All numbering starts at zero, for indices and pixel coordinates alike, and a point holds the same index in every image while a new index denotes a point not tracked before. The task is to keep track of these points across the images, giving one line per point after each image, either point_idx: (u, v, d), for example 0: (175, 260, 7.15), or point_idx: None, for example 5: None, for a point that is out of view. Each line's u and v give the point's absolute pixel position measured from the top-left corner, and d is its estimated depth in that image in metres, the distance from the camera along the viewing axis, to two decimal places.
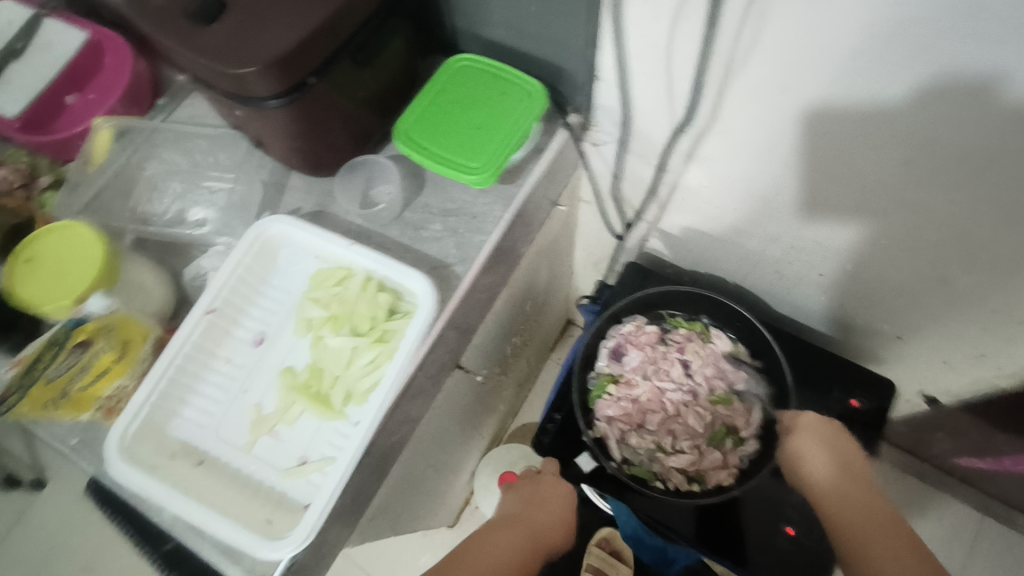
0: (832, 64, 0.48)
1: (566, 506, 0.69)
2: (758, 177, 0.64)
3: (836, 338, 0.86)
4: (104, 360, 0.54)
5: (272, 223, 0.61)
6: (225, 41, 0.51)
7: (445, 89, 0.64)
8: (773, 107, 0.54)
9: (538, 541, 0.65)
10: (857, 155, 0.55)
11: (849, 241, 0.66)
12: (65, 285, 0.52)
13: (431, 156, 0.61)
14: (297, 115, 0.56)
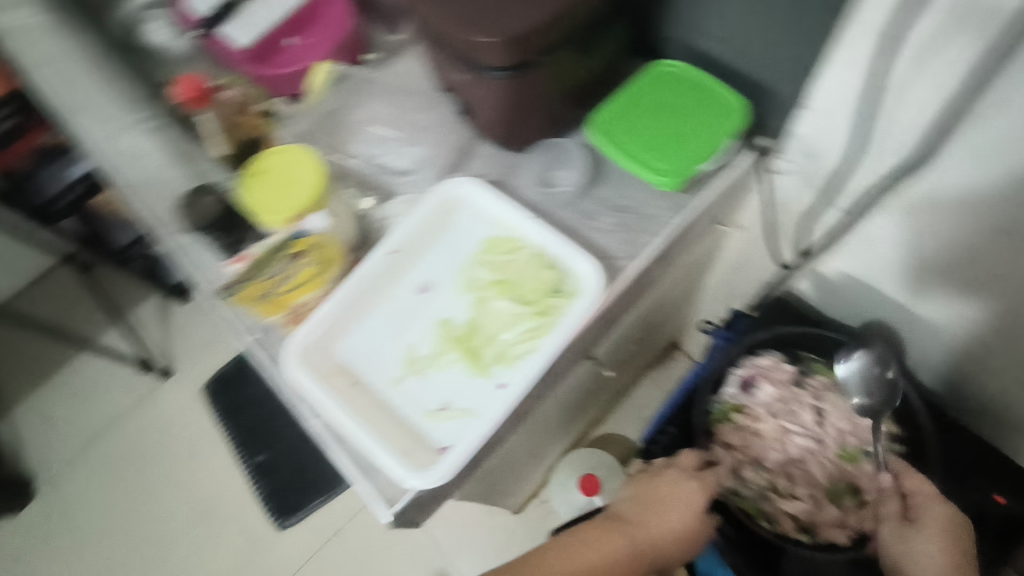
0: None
1: (697, 517, 0.65)
2: (953, 244, 0.60)
3: (982, 429, 0.80)
4: (306, 272, 0.59)
5: (463, 183, 0.65)
6: (476, 9, 0.55)
7: (646, 90, 0.66)
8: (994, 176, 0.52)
9: (647, 550, 0.63)
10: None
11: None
12: (292, 194, 0.57)
13: (622, 151, 0.64)
14: (514, 88, 0.60)
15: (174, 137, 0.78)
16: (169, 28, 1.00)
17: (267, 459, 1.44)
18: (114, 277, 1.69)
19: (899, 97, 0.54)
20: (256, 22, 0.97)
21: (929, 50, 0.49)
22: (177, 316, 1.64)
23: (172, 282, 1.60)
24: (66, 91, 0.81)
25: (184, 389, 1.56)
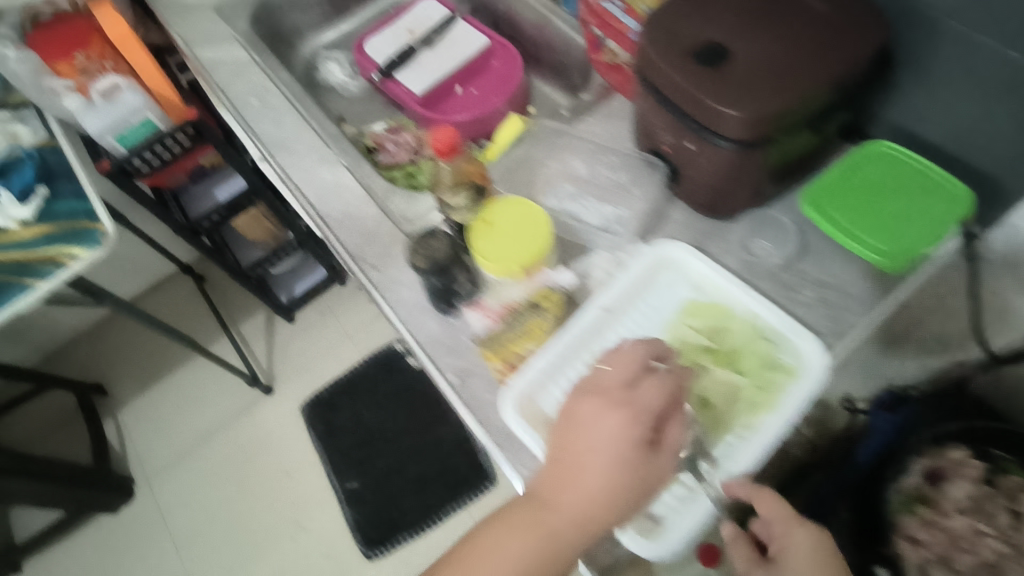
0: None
1: (612, 467, 0.50)
2: None
3: None
4: (534, 323, 0.63)
5: (672, 247, 0.66)
6: (721, 81, 0.56)
7: (862, 169, 0.66)
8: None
9: (566, 529, 0.51)
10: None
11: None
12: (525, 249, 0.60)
13: (839, 228, 0.63)
14: (739, 161, 0.60)
15: (368, 175, 0.82)
16: (346, 68, 1.07)
17: (359, 487, 1.48)
18: (227, 287, 1.77)
19: None
20: (431, 67, 1.01)
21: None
22: (282, 332, 1.70)
23: (282, 300, 1.66)
24: (268, 124, 0.86)
25: (283, 405, 1.60)
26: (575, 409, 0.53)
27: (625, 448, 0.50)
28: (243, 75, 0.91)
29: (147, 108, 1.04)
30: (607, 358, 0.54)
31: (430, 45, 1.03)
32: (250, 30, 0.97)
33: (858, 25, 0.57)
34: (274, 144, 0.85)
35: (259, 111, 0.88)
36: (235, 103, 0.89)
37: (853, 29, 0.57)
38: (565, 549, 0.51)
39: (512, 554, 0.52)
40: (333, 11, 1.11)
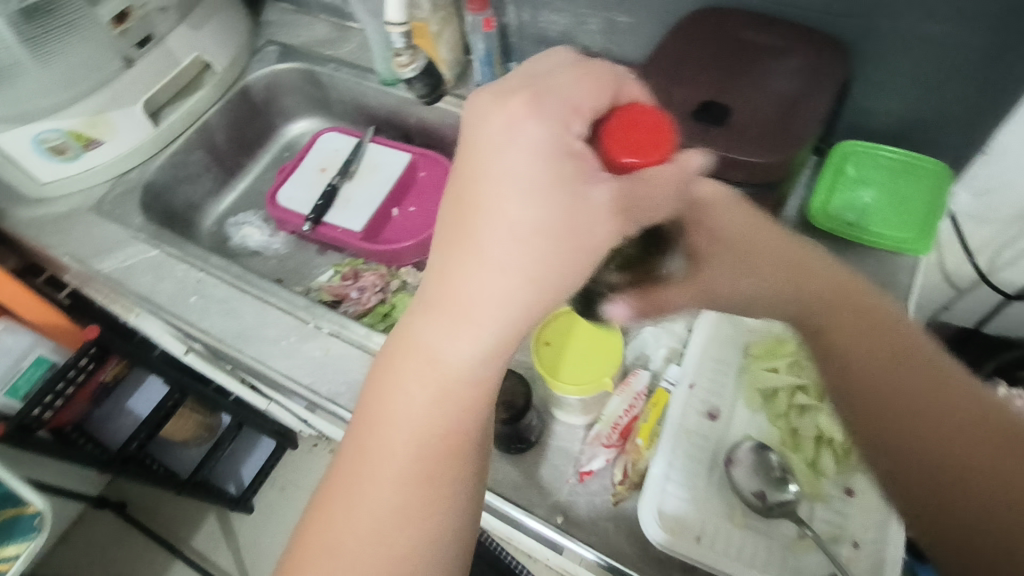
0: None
1: (511, 229, 0.35)
2: None
3: None
4: (649, 426, 0.60)
5: None
6: (729, 136, 0.57)
7: (855, 171, 0.69)
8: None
9: (468, 328, 0.37)
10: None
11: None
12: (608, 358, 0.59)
13: (856, 230, 0.68)
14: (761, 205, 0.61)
15: (359, 333, 0.73)
16: (264, 229, 0.97)
17: None
18: (160, 504, 1.50)
19: None
20: (363, 199, 0.93)
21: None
22: (245, 528, 1.46)
23: (232, 491, 1.43)
24: (223, 318, 0.75)
25: None
26: (481, 139, 0.36)
27: (538, 172, 0.35)
28: (166, 274, 0.79)
29: (37, 344, 0.88)
30: (507, 78, 0.39)
31: (349, 177, 0.95)
32: (149, 222, 0.85)
33: (828, 55, 0.61)
34: (237, 337, 0.74)
35: (205, 308, 0.76)
36: (170, 308, 0.77)
37: (824, 61, 0.60)
38: (464, 383, 0.38)
39: (415, 407, 0.39)
40: (225, 173, 1.00)
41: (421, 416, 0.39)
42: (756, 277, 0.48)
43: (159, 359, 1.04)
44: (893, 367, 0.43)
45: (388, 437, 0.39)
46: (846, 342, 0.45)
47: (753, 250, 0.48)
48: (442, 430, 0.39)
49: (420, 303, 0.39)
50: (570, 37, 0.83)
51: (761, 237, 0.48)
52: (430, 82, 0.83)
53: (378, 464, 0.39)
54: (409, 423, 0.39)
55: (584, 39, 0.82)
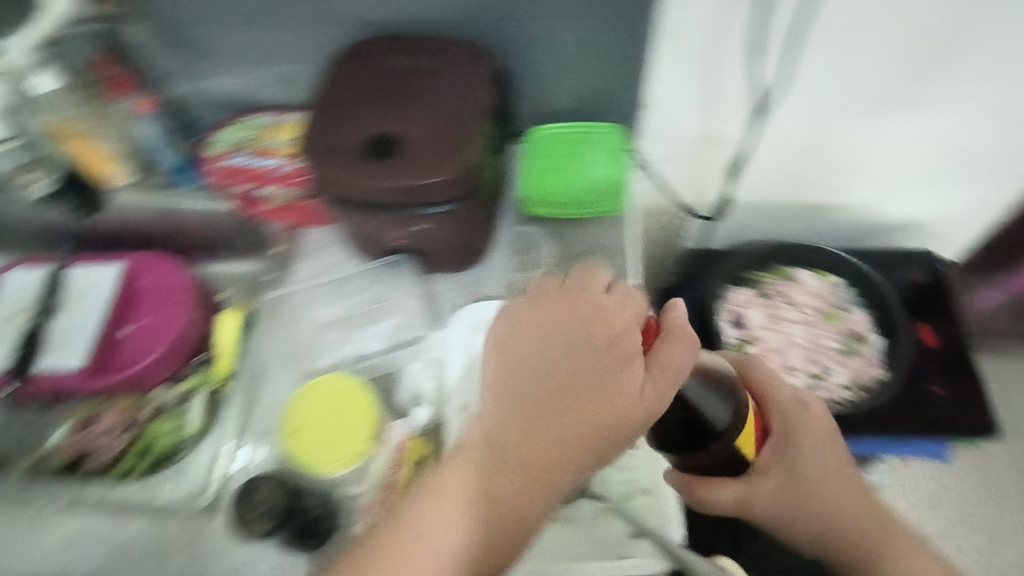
0: (858, 53, 0.69)
1: (568, 412, 0.47)
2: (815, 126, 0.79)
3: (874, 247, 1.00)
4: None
5: (470, 313, 0.65)
6: (407, 163, 0.57)
7: (545, 153, 0.74)
8: (826, 87, 0.74)
9: (527, 474, 0.46)
10: (864, 120, 0.78)
11: (876, 188, 0.88)
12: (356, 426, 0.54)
13: (572, 210, 0.74)
14: (464, 214, 0.62)
15: None
16: None
17: None
18: None
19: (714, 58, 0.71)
20: (78, 333, 0.76)
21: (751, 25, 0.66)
22: None
23: None
24: None
25: None
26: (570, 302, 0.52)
27: (573, 356, 0.49)
28: None
29: None
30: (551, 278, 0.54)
31: (54, 314, 0.77)
32: None
33: (473, 66, 0.63)
34: None
35: None
36: None
37: (471, 71, 0.63)
38: (516, 524, 0.45)
39: (485, 504, 0.45)
40: None
41: (472, 544, 0.44)
42: (565, 337, 0.50)
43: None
44: (534, 419, 0.48)
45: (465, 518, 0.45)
46: (502, 420, 0.48)
47: (524, 351, 0.50)
48: (483, 554, 0.44)
49: (482, 441, 0.48)
50: (243, 95, 0.76)
51: (800, 432, 0.61)
52: (78, 192, 0.75)
53: None
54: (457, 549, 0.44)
55: (262, 94, 0.76)
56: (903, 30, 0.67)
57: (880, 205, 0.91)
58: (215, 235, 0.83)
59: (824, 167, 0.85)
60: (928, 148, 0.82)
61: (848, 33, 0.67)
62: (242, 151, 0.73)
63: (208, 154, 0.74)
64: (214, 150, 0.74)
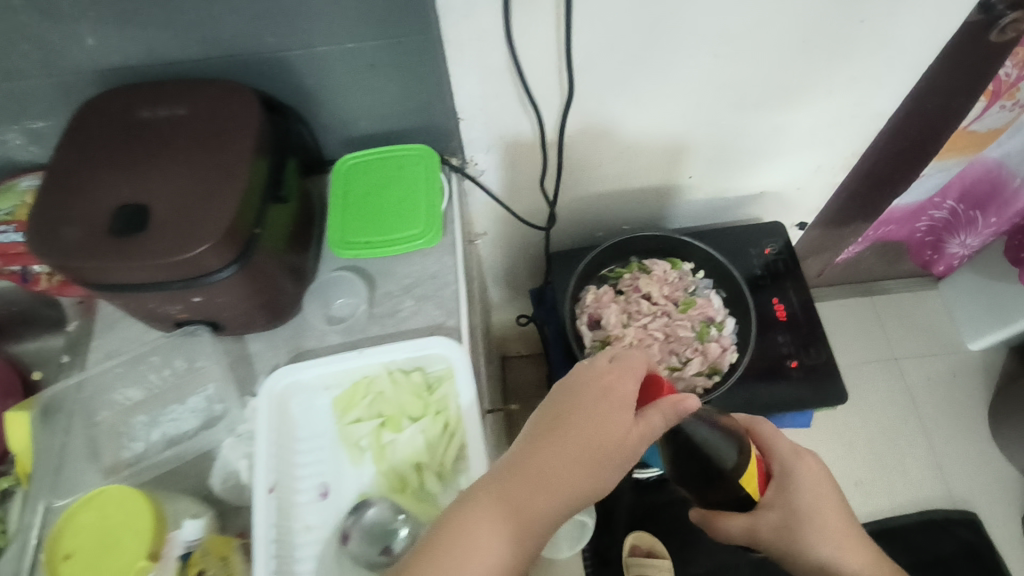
0: (652, 52, 0.67)
1: (595, 434, 0.48)
2: (631, 115, 0.76)
3: (732, 220, 1.00)
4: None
5: (277, 379, 0.60)
6: (159, 235, 0.50)
7: (350, 190, 0.69)
8: (628, 86, 0.71)
9: (551, 495, 0.46)
10: (676, 110, 0.76)
11: (709, 168, 0.87)
12: (133, 539, 0.48)
13: (381, 245, 0.66)
14: (249, 274, 0.56)
15: None
16: None
17: None
18: None
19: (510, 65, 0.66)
20: None
21: (535, 33, 0.63)
22: None
23: None
24: None
25: None
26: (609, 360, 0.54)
27: (611, 394, 0.50)
28: None
29: None
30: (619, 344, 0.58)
31: None
32: None
33: (225, 101, 0.57)
34: None
35: None
36: None
37: (223, 107, 0.57)
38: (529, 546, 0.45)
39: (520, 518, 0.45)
40: None
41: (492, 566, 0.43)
42: (604, 399, 0.50)
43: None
44: (566, 448, 0.48)
45: (502, 524, 0.44)
46: (537, 446, 0.48)
47: (567, 401, 0.51)
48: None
49: (512, 456, 0.48)
50: (1, 159, 0.68)
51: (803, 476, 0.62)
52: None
53: None
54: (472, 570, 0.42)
55: (21, 155, 0.67)
56: (692, 19, 0.64)
57: (717, 183, 0.91)
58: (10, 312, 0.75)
59: (651, 156, 0.83)
60: (748, 128, 0.81)
61: (636, 33, 0.64)
62: (2, 228, 0.64)
63: None
64: None
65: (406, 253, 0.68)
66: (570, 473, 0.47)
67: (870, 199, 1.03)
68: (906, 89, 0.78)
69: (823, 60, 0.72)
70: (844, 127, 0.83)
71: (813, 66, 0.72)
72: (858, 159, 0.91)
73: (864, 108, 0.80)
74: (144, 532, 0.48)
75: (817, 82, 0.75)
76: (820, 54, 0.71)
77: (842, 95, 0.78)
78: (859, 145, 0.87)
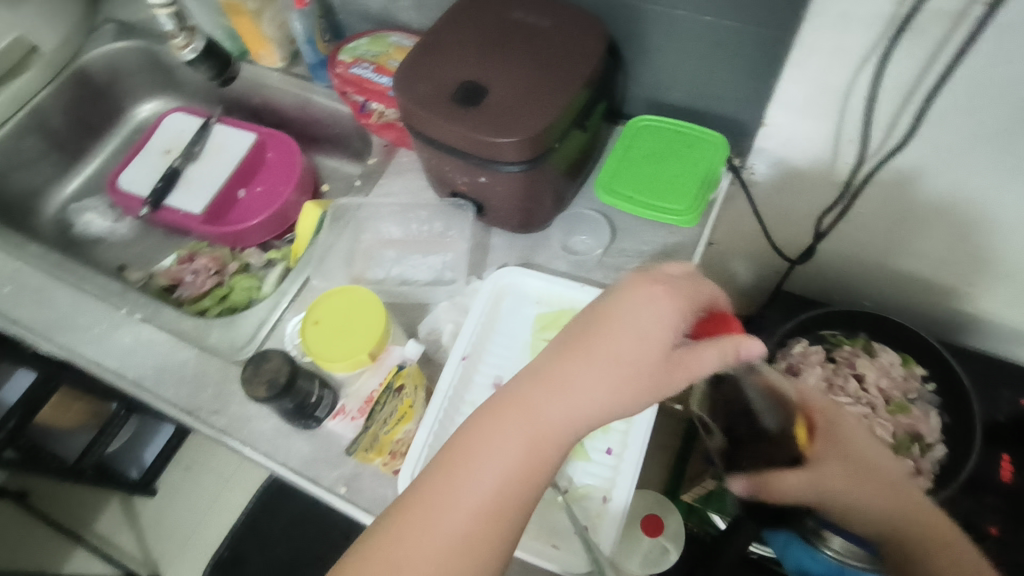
0: (1014, 131, 0.59)
1: (627, 353, 0.46)
2: (947, 191, 0.69)
3: (993, 352, 0.87)
4: (404, 405, 0.60)
5: (505, 273, 0.69)
6: (487, 116, 0.59)
7: (634, 145, 0.73)
8: (965, 162, 0.64)
9: (581, 409, 0.46)
10: (1000, 206, 0.67)
11: (998, 286, 0.77)
12: (369, 336, 0.60)
13: (640, 204, 0.70)
14: (530, 178, 0.63)
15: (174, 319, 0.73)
16: (107, 214, 0.95)
17: None
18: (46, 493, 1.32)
19: (850, 93, 0.63)
20: (208, 179, 0.89)
21: (897, 73, 0.59)
22: (144, 518, 1.29)
23: (133, 476, 1.25)
24: (34, 308, 0.75)
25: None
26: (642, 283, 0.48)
27: (637, 319, 0.46)
28: None
29: None
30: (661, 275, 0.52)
31: (193, 159, 0.90)
32: None
33: (584, 31, 0.63)
34: (52, 329, 0.73)
35: (17, 299, 0.76)
36: None
37: (577, 34, 0.63)
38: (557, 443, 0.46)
39: (544, 424, 0.46)
40: (67, 158, 0.97)
41: (525, 463, 0.45)
42: (635, 323, 0.47)
43: (29, 352, 0.99)
44: (592, 367, 0.46)
45: (522, 422, 0.46)
46: (554, 361, 0.47)
47: (595, 324, 0.47)
48: (523, 474, 0.45)
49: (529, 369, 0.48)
50: (388, 13, 0.82)
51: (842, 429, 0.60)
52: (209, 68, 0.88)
53: (456, 488, 0.45)
54: (498, 461, 0.45)
55: (403, 17, 0.81)
56: None
57: (1006, 306, 0.80)
58: (331, 133, 0.92)
59: (940, 246, 0.76)
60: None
61: (1010, 112, 0.58)
62: (366, 64, 0.78)
63: (337, 59, 0.80)
64: (345, 56, 0.80)
65: (653, 221, 0.71)
66: (605, 390, 0.46)
67: None
68: None
69: None
70: None
71: None
72: None
73: None
74: (373, 337, 0.60)
75: None
76: None
77: None
78: None
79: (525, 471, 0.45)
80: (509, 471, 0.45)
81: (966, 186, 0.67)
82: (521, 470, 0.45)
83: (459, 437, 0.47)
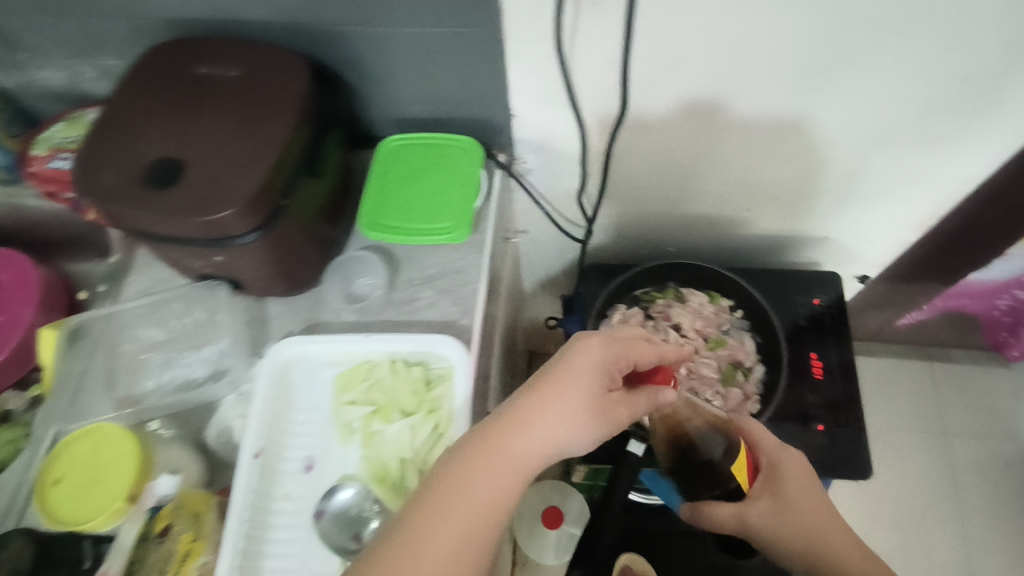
0: (725, 67, 0.62)
1: (591, 394, 0.48)
2: (693, 134, 0.71)
3: (787, 261, 0.94)
4: (186, 540, 0.53)
5: (284, 347, 0.61)
6: (191, 193, 0.51)
7: (391, 170, 0.69)
8: (691, 107, 0.67)
9: (545, 452, 0.47)
10: (742, 135, 0.71)
11: (769, 205, 0.83)
12: (122, 475, 0.52)
13: (408, 233, 0.66)
14: (272, 243, 0.56)
15: None
16: None
17: None
18: None
19: (574, 68, 0.63)
20: None
21: (606, 41, 0.60)
22: None
23: None
24: None
25: None
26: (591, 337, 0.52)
27: (598, 365, 0.50)
28: None
29: None
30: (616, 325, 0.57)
31: None
32: None
33: (281, 71, 0.58)
34: None
35: None
36: None
37: (275, 75, 0.57)
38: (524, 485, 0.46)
39: (521, 468, 0.46)
40: None
41: (491, 509, 0.44)
42: (595, 364, 0.50)
43: None
44: (558, 407, 0.47)
45: (501, 472, 0.45)
46: (523, 406, 0.48)
47: (561, 368, 0.49)
48: (490, 520, 0.44)
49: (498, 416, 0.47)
50: (75, 89, 0.71)
51: (788, 475, 0.59)
52: None
53: (432, 540, 0.42)
54: (469, 509, 0.44)
55: (94, 88, 0.71)
56: (779, 39, 0.59)
57: (780, 221, 0.86)
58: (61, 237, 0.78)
59: (710, 184, 0.79)
60: (821, 171, 0.76)
61: (715, 51, 0.60)
62: (65, 154, 0.67)
63: (30, 155, 0.68)
64: (38, 150, 0.68)
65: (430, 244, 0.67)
66: (567, 429, 0.47)
67: (962, 250, 0.90)
68: (1000, 157, 0.71)
69: (924, 106, 0.65)
70: (926, 183, 0.76)
71: (909, 113, 0.66)
72: (934, 222, 0.84)
73: (948, 165, 0.73)
74: (127, 475, 0.52)
75: (920, 127, 0.68)
76: (919, 98, 0.65)
77: (934, 150, 0.71)
78: (942, 206, 0.80)
79: (490, 518, 0.44)
80: (478, 517, 0.44)
81: (707, 128, 0.70)
82: (489, 515, 0.44)
83: (433, 487, 0.44)
